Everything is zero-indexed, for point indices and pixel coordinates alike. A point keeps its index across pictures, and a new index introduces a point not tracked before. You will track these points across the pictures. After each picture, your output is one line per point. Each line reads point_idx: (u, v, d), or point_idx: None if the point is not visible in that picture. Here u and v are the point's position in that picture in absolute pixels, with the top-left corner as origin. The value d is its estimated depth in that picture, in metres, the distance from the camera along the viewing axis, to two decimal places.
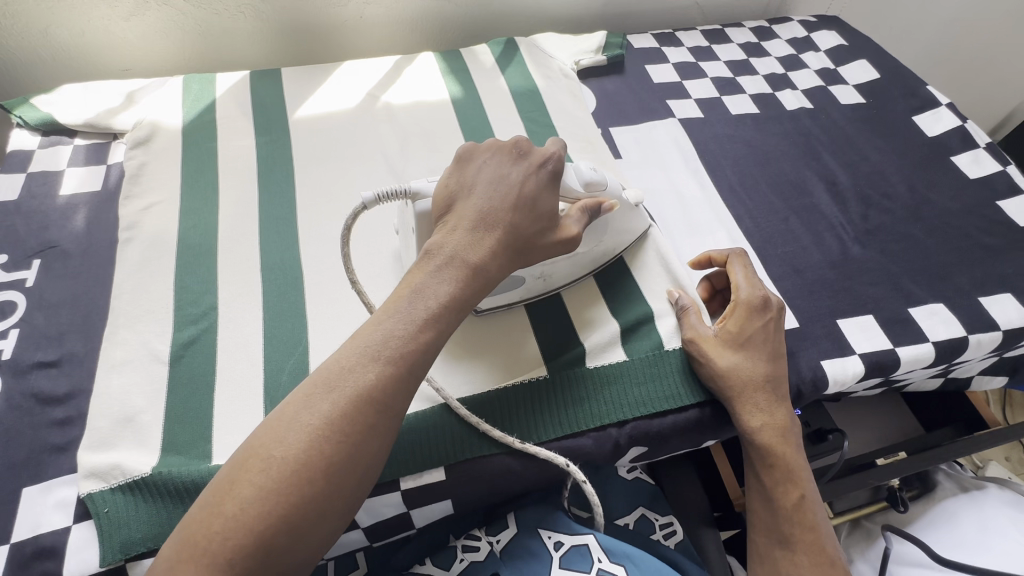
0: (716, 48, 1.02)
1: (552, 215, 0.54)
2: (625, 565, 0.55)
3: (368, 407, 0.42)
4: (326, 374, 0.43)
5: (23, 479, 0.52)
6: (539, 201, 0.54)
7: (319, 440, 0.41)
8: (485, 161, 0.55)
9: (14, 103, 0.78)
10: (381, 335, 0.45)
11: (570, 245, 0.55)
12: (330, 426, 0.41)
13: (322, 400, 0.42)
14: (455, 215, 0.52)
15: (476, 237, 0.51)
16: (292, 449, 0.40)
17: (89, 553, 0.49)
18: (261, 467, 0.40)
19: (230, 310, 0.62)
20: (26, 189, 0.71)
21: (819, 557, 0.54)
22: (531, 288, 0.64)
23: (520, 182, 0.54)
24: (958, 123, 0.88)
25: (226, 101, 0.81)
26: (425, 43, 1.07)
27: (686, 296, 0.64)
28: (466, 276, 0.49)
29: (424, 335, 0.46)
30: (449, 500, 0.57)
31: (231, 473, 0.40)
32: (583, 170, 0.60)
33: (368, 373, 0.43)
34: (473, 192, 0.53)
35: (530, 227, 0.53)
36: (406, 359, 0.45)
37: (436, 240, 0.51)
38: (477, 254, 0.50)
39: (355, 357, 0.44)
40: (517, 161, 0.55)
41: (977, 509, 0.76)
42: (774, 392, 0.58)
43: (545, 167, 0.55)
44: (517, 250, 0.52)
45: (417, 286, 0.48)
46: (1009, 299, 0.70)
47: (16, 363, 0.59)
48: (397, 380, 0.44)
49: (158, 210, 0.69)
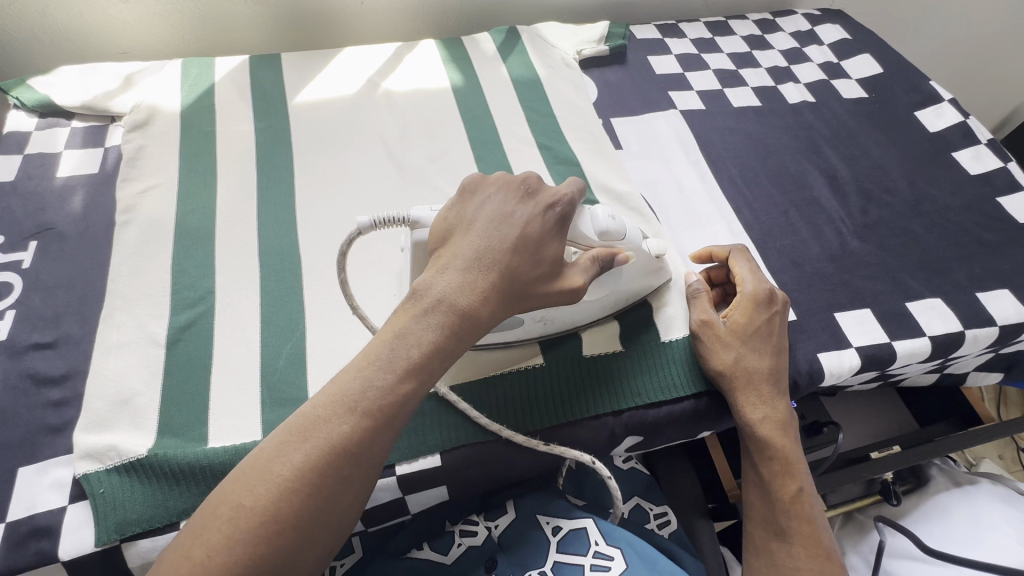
0: (719, 40, 1.01)
1: (555, 262, 0.50)
2: (621, 548, 0.55)
3: (343, 461, 0.40)
4: (301, 421, 0.41)
5: (19, 459, 0.52)
6: (541, 244, 0.50)
7: (289, 492, 0.39)
8: (488, 198, 0.51)
9: (11, 84, 0.77)
10: (360, 384, 0.42)
11: (572, 295, 0.51)
12: (301, 478, 0.39)
13: (295, 449, 0.40)
14: (450, 252, 0.49)
15: (468, 279, 0.47)
16: (263, 500, 0.38)
17: (85, 534, 0.49)
18: (231, 515, 0.38)
19: (228, 295, 0.62)
20: (23, 170, 0.71)
21: (816, 549, 0.54)
22: (531, 330, 0.59)
23: (522, 222, 0.50)
24: (960, 119, 0.88)
25: (225, 85, 0.80)
26: (425, 30, 1.07)
27: (701, 279, 0.64)
28: (453, 322, 0.46)
29: (405, 385, 0.43)
30: (445, 487, 0.57)
31: (202, 517, 0.39)
32: (599, 216, 0.55)
33: (344, 424, 0.41)
34: (471, 229, 0.49)
35: (529, 271, 0.49)
36: (384, 412, 0.42)
37: (427, 278, 0.47)
38: (468, 299, 0.46)
39: (331, 406, 0.41)
40: (520, 197, 0.51)
41: (969, 503, 0.76)
42: (776, 385, 0.59)
43: (553, 210, 0.51)
44: (514, 295, 0.48)
45: (400, 330, 0.45)
46: (1007, 295, 0.70)
47: (12, 344, 0.59)
48: (374, 433, 0.41)
49: (156, 193, 0.69)
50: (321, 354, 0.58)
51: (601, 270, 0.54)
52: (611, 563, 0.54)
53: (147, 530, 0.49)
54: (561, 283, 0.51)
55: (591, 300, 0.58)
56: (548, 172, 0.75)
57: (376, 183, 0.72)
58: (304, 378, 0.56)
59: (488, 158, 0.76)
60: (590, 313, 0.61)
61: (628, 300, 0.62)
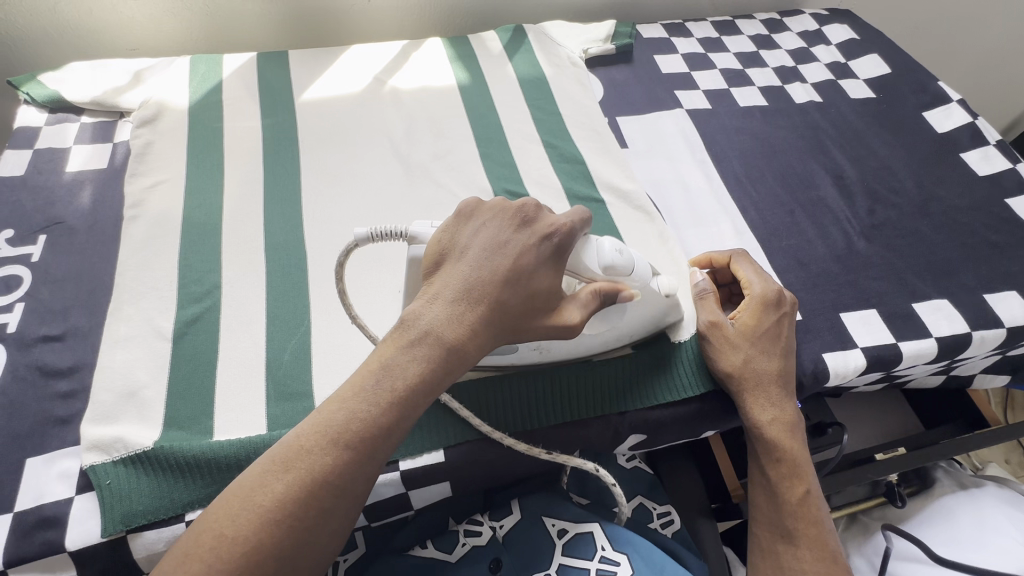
0: (727, 40, 1.01)
1: (548, 294, 0.48)
2: (628, 553, 0.55)
3: (323, 492, 0.40)
4: (284, 450, 0.41)
5: (26, 451, 0.53)
6: (534, 276, 0.47)
7: (271, 523, 0.39)
8: (480, 223, 0.49)
9: (22, 80, 0.78)
10: (344, 416, 0.42)
11: (567, 331, 0.48)
12: (283, 510, 0.39)
13: (278, 479, 0.40)
14: (441, 280, 0.47)
15: (457, 312, 0.45)
16: (242, 530, 0.39)
17: (91, 525, 0.49)
18: (212, 544, 0.38)
19: (234, 289, 0.62)
20: (34, 165, 0.72)
21: (822, 552, 0.54)
22: (527, 356, 0.57)
23: (514, 249, 0.47)
24: (969, 119, 0.87)
25: (233, 82, 0.81)
26: (431, 29, 1.07)
27: (707, 279, 0.64)
28: (440, 356, 0.45)
29: (388, 419, 0.43)
30: (448, 484, 0.57)
31: (186, 543, 0.39)
32: (605, 249, 0.52)
33: (325, 458, 0.41)
34: (464, 257, 0.48)
35: (520, 306, 0.47)
36: (367, 444, 0.42)
37: (416, 308, 0.46)
38: (455, 333, 0.45)
39: (314, 439, 0.41)
40: (516, 226, 0.49)
41: (976, 507, 0.75)
42: (785, 387, 0.59)
43: (548, 238, 0.49)
44: (503, 328, 0.47)
45: (386, 361, 0.44)
46: (1014, 297, 0.69)
47: (21, 336, 0.59)
48: (356, 466, 0.42)
49: (164, 188, 0.70)
50: (327, 350, 0.59)
51: (602, 304, 0.51)
52: (618, 567, 0.54)
53: (153, 521, 0.49)
54: (552, 321, 0.48)
55: (590, 334, 0.56)
56: (551, 171, 0.75)
57: (381, 181, 0.72)
58: (309, 373, 0.57)
59: (493, 156, 0.76)
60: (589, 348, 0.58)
61: (633, 331, 0.60)
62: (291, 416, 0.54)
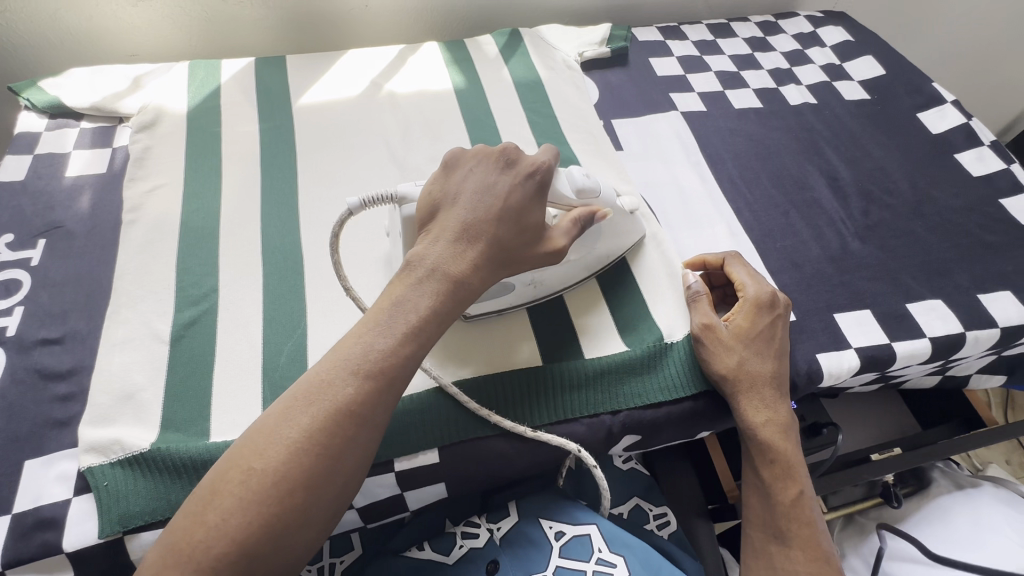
0: (722, 43, 1.01)
1: (537, 225, 0.53)
2: (624, 555, 0.55)
3: (346, 422, 0.42)
4: (305, 387, 0.43)
5: (25, 452, 0.53)
6: (526, 211, 0.52)
7: (299, 453, 0.41)
8: (470, 170, 0.54)
9: (22, 86, 0.79)
10: (361, 349, 0.44)
11: (557, 257, 0.54)
12: (309, 441, 0.41)
13: (301, 413, 0.42)
14: (440, 225, 0.51)
15: (459, 250, 0.50)
16: (273, 462, 0.40)
17: (89, 526, 0.50)
18: (242, 478, 0.40)
19: (232, 292, 0.63)
20: (34, 170, 0.72)
21: (815, 553, 0.54)
22: (522, 295, 0.62)
23: (503, 189, 0.52)
24: (963, 120, 0.88)
25: (232, 87, 0.82)
26: (429, 34, 1.08)
27: (700, 282, 0.65)
28: (448, 289, 0.48)
29: (405, 348, 0.45)
30: (443, 484, 0.57)
31: (213, 482, 0.41)
32: (574, 175, 0.58)
33: (347, 388, 0.43)
34: (458, 202, 0.52)
35: (515, 235, 0.52)
36: (385, 373, 0.44)
37: (420, 249, 0.50)
38: (459, 268, 0.49)
39: (334, 371, 0.43)
40: (501, 167, 0.54)
41: (972, 507, 0.75)
42: (778, 388, 0.59)
43: (531, 175, 0.53)
44: (501, 261, 0.51)
45: (398, 298, 0.47)
46: (1009, 297, 0.69)
47: (20, 340, 0.60)
48: (375, 395, 0.43)
49: (161, 193, 0.70)
50: (322, 350, 0.59)
51: (582, 229, 0.57)
52: (614, 569, 0.54)
53: (151, 522, 0.50)
54: (546, 247, 0.54)
55: (574, 258, 0.62)
56: None
57: (379, 184, 0.73)
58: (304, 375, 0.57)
59: None
60: (575, 274, 0.65)
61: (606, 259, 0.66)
62: None
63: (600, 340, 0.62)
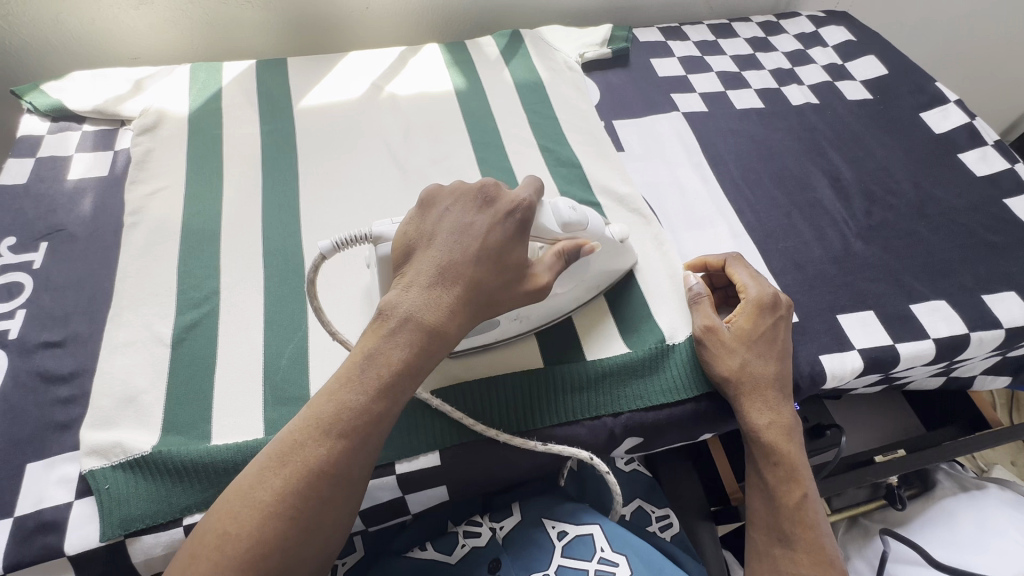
0: (723, 43, 1.01)
1: (518, 263, 0.52)
2: (627, 554, 0.55)
3: (321, 482, 0.43)
4: (279, 447, 0.44)
5: (26, 455, 0.53)
6: (502, 253, 0.52)
7: (272, 516, 0.41)
8: (445, 209, 0.53)
9: (25, 89, 0.79)
10: (333, 407, 0.45)
11: (541, 292, 0.53)
12: (281, 504, 0.42)
13: (275, 476, 0.43)
14: (414, 271, 0.50)
15: (434, 297, 0.49)
16: (247, 525, 0.41)
17: (90, 529, 0.50)
18: (219, 543, 0.41)
19: (232, 295, 0.63)
20: (36, 173, 0.73)
21: (820, 556, 0.54)
22: (508, 329, 0.60)
23: (479, 230, 0.52)
24: (966, 120, 0.87)
25: (233, 89, 0.82)
26: (430, 35, 1.08)
27: (701, 283, 0.65)
28: (423, 340, 0.48)
29: (378, 404, 0.46)
30: (445, 486, 0.57)
31: (193, 545, 0.42)
32: (560, 208, 0.57)
33: (319, 449, 0.43)
34: (431, 246, 0.51)
35: (495, 277, 0.51)
36: (358, 432, 0.44)
37: (394, 297, 0.49)
38: (434, 316, 0.48)
39: (307, 431, 0.44)
40: (476, 205, 0.53)
41: (977, 509, 0.75)
42: (781, 389, 0.59)
43: (507, 213, 0.53)
44: (481, 305, 0.51)
45: (370, 351, 0.47)
46: (1013, 297, 0.69)
47: (23, 342, 0.60)
48: (348, 454, 0.44)
49: (163, 195, 0.70)
50: (323, 352, 0.59)
51: (567, 263, 0.56)
52: (616, 568, 0.54)
53: (152, 525, 0.50)
54: (531, 284, 0.53)
55: (561, 292, 0.60)
56: (548, 173, 0.75)
57: (379, 187, 0.73)
58: (305, 377, 0.57)
59: (490, 160, 0.76)
60: (565, 304, 0.62)
61: (599, 282, 0.64)
62: (288, 419, 0.55)
63: (599, 345, 0.62)
